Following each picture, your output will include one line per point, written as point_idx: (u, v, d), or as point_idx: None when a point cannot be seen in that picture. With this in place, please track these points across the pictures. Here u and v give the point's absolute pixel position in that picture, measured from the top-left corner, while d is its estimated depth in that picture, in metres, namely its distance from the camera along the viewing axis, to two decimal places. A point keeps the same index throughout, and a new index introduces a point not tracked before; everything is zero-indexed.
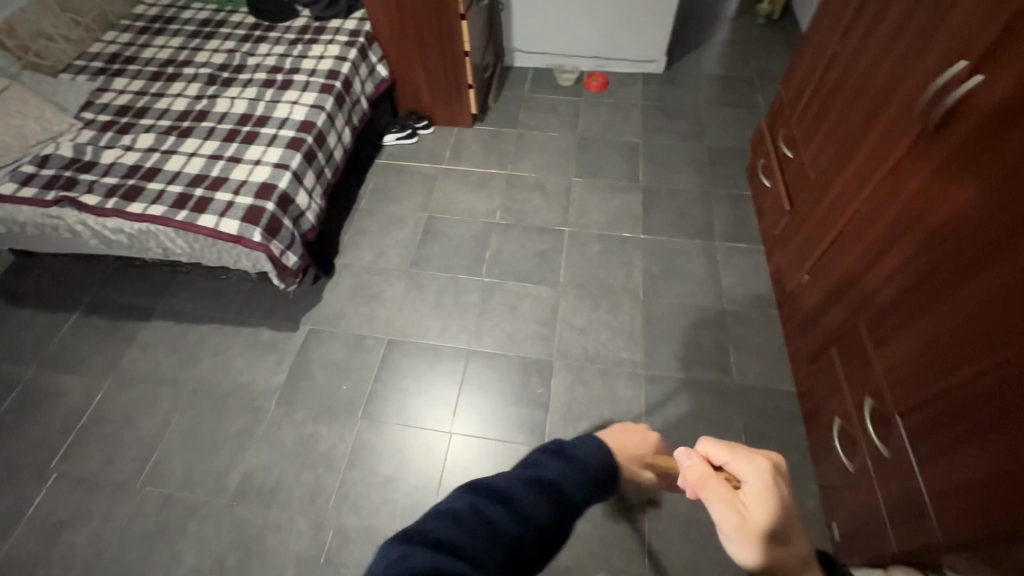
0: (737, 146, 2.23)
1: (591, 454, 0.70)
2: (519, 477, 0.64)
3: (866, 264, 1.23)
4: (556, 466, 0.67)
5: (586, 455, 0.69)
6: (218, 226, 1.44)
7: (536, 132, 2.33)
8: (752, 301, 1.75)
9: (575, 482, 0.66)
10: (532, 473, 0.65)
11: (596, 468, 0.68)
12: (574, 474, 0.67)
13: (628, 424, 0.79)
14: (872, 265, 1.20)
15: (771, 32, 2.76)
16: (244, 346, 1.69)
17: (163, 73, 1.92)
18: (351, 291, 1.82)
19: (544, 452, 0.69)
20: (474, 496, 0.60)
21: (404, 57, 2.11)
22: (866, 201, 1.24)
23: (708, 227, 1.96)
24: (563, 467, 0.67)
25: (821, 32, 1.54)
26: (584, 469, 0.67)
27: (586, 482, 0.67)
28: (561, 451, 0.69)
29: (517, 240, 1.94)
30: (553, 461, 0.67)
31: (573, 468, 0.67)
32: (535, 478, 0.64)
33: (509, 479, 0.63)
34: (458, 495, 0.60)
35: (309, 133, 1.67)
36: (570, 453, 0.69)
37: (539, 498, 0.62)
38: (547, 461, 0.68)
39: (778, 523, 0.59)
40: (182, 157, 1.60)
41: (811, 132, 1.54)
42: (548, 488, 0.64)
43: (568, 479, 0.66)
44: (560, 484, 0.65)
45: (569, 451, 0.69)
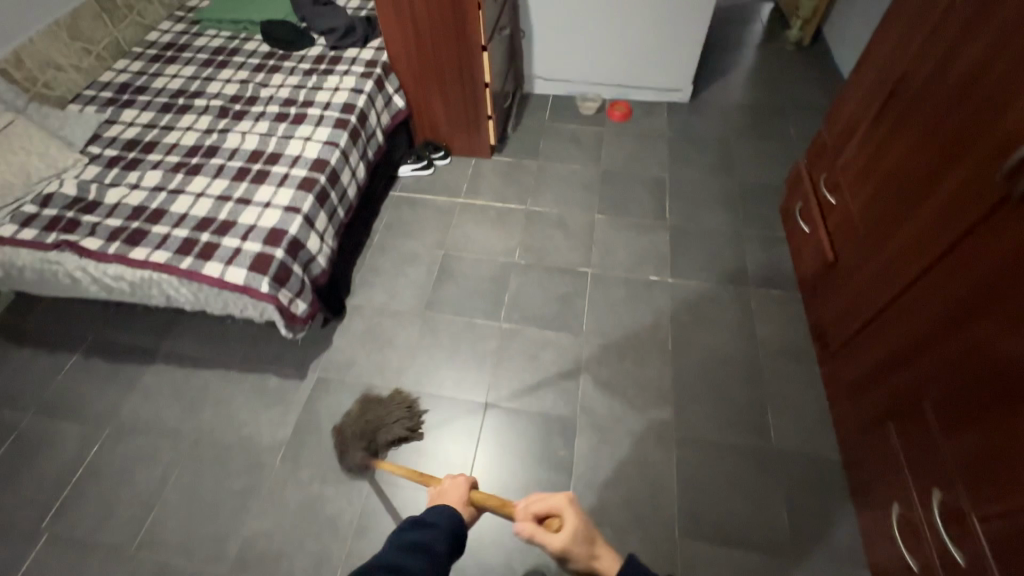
0: (770, 182, 2.12)
1: (446, 513, 0.88)
2: (392, 545, 0.81)
3: (930, 335, 1.11)
4: (420, 533, 0.83)
5: (442, 515, 0.87)
6: (224, 276, 1.35)
7: (556, 164, 2.24)
8: (791, 356, 1.63)
9: (441, 539, 0.84)
10: (402, 541, 0.82)
11: (451, 524, 0.86)
12: (438, 533, 0.84)
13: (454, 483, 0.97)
14: (937, 338, 1.09)
15: (800, 59, 2.66)
16: (250, 395, 1.60)
17: (174, 104, 1.85)
18: (363, 335, 1.72)
19: (405, 523, 0.85)
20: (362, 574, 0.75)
21: (422, 88, 2.03)
22: (928, 267, 1.14)
23: (741, 271, 1.84)
24: (423, 533, 0.83)
25: (871, 75, 1.44)
26: (441, 529, 0.85)
27: (446, 535, 0.84)
28: (419, 519, 0.86)
29: (537, 282, 1.85)
30: (417, 528, 0.84)
31: (435, 530, 0.84)
32: (406, 545, 0.81)
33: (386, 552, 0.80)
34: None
35: (323, 172, 1.59)
36: (428, 519, 0.86)
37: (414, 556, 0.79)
38: (407, 529, 0.84)
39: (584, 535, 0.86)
40: (190, 198, 1.53)
41: (859, 183, 1.43)
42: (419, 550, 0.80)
43: (433, 539, 0.83)
44: (428, 543, 0.82)
45: (424, 518, 0.86)
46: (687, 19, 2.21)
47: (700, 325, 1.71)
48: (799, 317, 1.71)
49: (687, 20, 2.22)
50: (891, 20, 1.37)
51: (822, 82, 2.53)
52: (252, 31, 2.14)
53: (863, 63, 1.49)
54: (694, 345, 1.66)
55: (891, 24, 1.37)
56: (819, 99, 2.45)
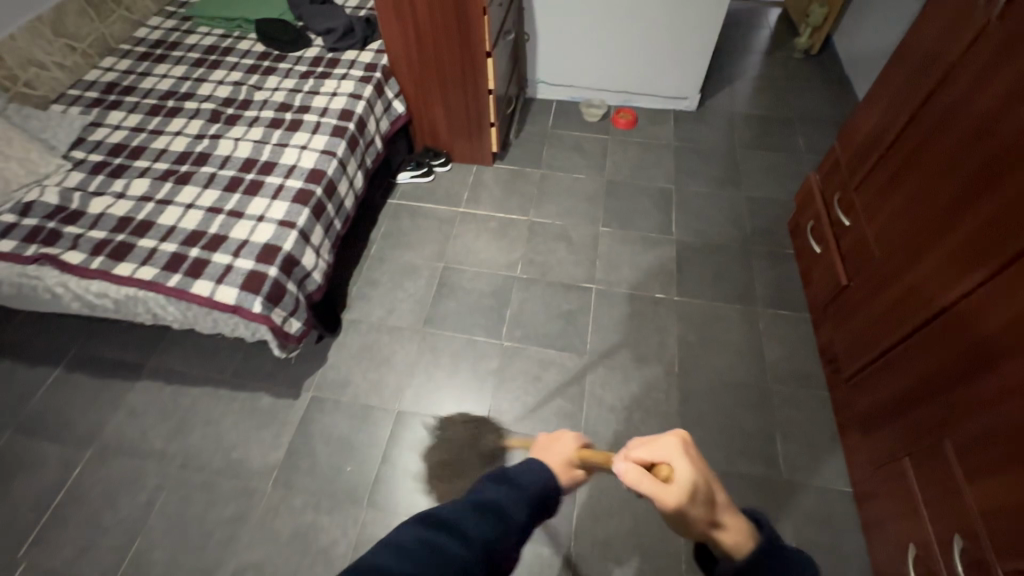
0: (777, 197, 2.07)
1: (537, 473, 0.72)
2: (467, 500, 0.67)
3: (952, 374, 1.07)
4: (498, 491, 0.68)
5: (531, 475, 0.71)
6: (214, 295, 1.28)
7: (560, 172, 2.18)
8: (799, 381, 1.59)
9: (520, 505, 0.68)
10: (480, 496, 0.68)
11: (537, 490, 0.70)
12: (520, 496, 0.68)
13: (551, 438, 0.82)
14: (961, 377, 1.05)
15: (808, 69, 2.61)
16: (241, 416, 1.54)
17: (163, 106, 1.77)
18: (359, 353, 1.67)
19: (488, 475, 0.71)
20: (420, 526, 0.62)
21: (423, 93, 1.96)
22: (954, 300, 1.08)
23: (748, 290, 1.80)
24: (505, 492, 0.68)
25: (891, 93, 1.39)
26: (525, 492, 0.69)
27: (529, 502, 0.69)
28: (503, 475, 0.71)
29: (540, 297, 1.80)
30: (500, 484, 0.69)
31: (516, 491, 0.69)
32: (480, 503, 0.67)
33: (457, 505, 0.66)
34: (405, 528, 0.62)
35: (319, 184, 1.52)
36: (514, 476, 0.71)
37: (482, 518, 0.64)
38: (488, 484, 0.70)
39: (702, 490, 0.64)
40: (179, 209, 1.45)
41: (877, 206, 1.38)
42: (492, 513, 0.66)
43: (512, 502, 0.68)
44: (503, 506, 0.67)
45: (512, 475, 0.71)
46: (697, 26, 2.14)
47: (707, 347, 1.67)
48: (807, 341, 1.67)
49: (697, 27, 2.15)
50: (916, 39, 1.32)
51: (831, 93, 2.48)
52: (246, 29, 2.06)
53: (882, 81, 1.45)
54: (700, 369, 1.62)
55: (916, 44, 1.32)
56: (827, 110, 2.40)
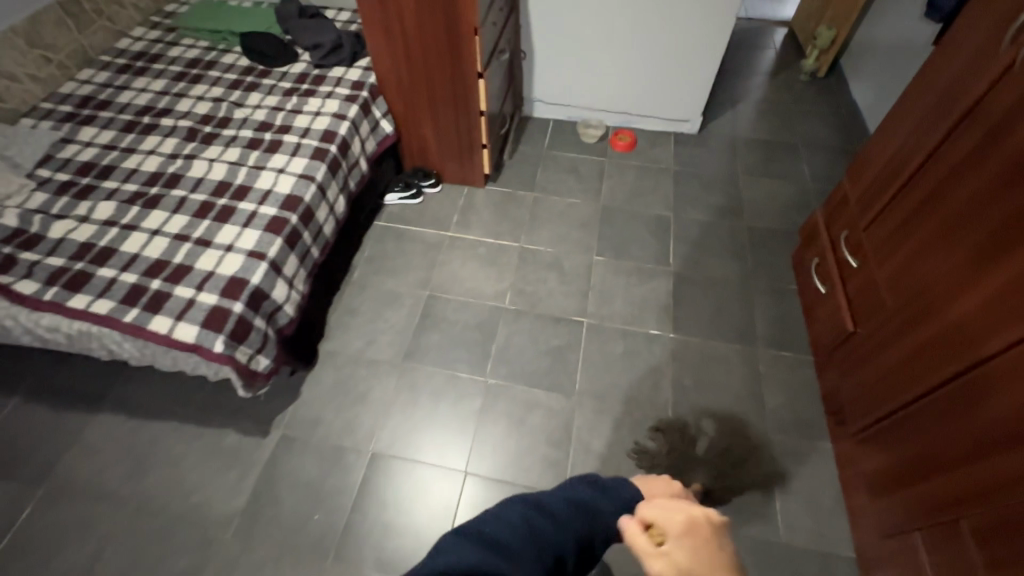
0: (780, 228, 1.98)
1: (628, 491, 0.88)
2: (563, 496, 0.84)
3: (971, 448, 0.97)
4: (591, 493, 0.86)
5: (622, 490, 0.88)
6: (172, 332, 1.20)
7: (554, 197, 2.09)
8: (799, 432, 1.49)
9: (610, 514, 0.84)
10: (574, 496, 0.84)
11: (625, 501, 0.87)
12: (608, 502, 0.85)
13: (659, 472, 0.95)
14: (981, 453, 0.95)
15: (815, 92, 2.52)
16: (205, 455, 1.45)
17: (138, 122, 1.69)
18: (334, 388, 1.58)
19: (585, 479, 0.89)
20: (526, 507, 0.78)
21: (412, 113, 1.88)
22: (978, 363, 0.98)
23: (747, 329, 1.71)
24: (599, 497, 0.85)
25: (905, 130, 1.30)
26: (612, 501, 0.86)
27: (616, 510, 0.85)
28: (596, 484, 0.88)
29: (529, 331, 1.71)
30: (596, 491, 0.86)
31: (609, 499, 0.86)
32: (577, 504, 0.83)
33: (555, 497, 0.83)
34: (514, 505, 0.78)
35: (294, 211, 1.43)
36: (606, 487, 0.88)
37: (575, 512, 0.81)
38: (584, 487, 0.87)
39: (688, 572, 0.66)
40: (144, 235, 1.37)
41: (889, 250, 1.28)
42: (588, 511, 0.83)
43: (602, 508, 0.84)
44: (596, 508, 0.83)
45: (604, 486, 0.88)
46: (701, 48, 2.06)
47: (703, 391, 1.58)
48: (809, 387, 1.57)
49: (701, 50, 2.07)
50: (935, 73, 1.24)
51: (837, 118, 2.39)
52: (231, 41, 1.98)
53: (896, 115, 1.36)
54: (695, 414, 1.53)
55: (935, 78, 1.23)
56: (833, 136, 2.32)
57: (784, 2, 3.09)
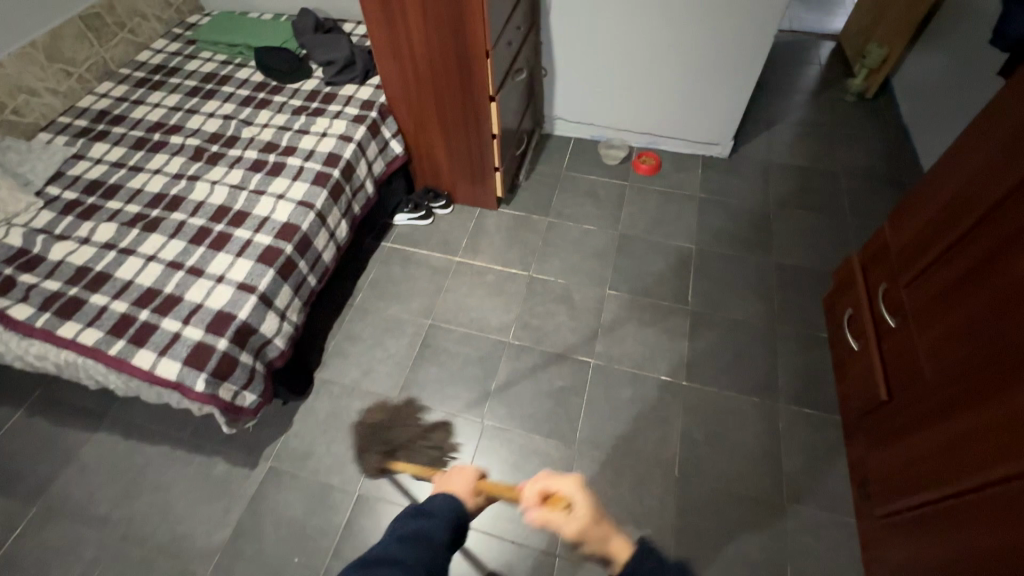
0: (814, 268, 1.82)
1: (447, 503, 0.83)
2: (393, 538, 0.76)
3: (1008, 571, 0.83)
4: (420, 519, 0.79)
5: (442, 502, 0.83)
6: (155, 368, 1.18)
7: (569, 222, 1.99)
8: (821, 503, 1.36)
9: (443, 528, 0.79)
10: (403, 533, 0.77)
11: (453, 511, 0.83)
12: (441, 520, 0.80)
13: (453, 473, 0.92)
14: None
15: (862, 114, 2.32)
16: (191, 483, 1.43)
17: (148, 139, 1.69)
18: (326, 420, 1.53)
19: (406, 513, 0.81)
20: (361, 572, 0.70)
21: (422, 134, 1.81)
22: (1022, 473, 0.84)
23: (770, 380, 1.57)
24: (425, 521, 0.79)
25: (959, 181, 1.14)
26: (442, 517, 0.81)
27: (449, 523, 0.80)
28: (417, 510, 0.81)
29: (531, 370, 1.62)
30: (418, 516, 0.80)
31: (436, 516, 0.80)
32: (407, 535, 0.76)
33: (384, 542, 0.75)
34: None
35: (289, 241, 1.39)
36: (427, 507, 0.82)
37: (412, 547, 0.74)
38: (406, 520, 0.80)
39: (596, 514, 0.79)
40: (139, 261, 1.36)
41: (930, 317, 1.13)
42: (420, 541, 0.76)
43: (434, 527, 0.79)
44: (430, 532, 0.77)
45: (424, 509, 0.82)
46: (732, 69, 1.92)
47: (716, 448, 1.45)
48: (836, 453, 1.43)
49: (733, 70, 1.92)
50: (999, 116, 1.06)
51: (884, 144, 2.20)
52: (247, 56, 1.97)
53: (951, 159, 1.19)
54: (706, 475, 1.41)
55: (998, 122, 1.06)
56: (878, 165, 2.13)
57: (834, 14, 2.88)
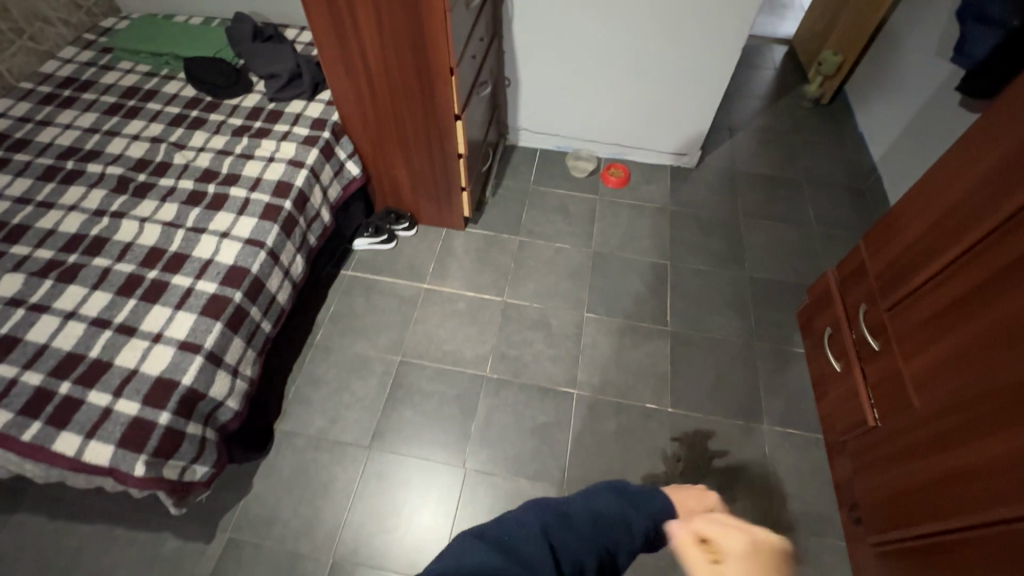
0: (785, 281, 1.83)
1: (659, 503, 0.79)
2: (591, 509, 0.73)
3: None
4: (617, 505, 0.75)
5: (652, 501, 0.78)
6: (82, 454, 1.01)
7: (542, 241, 1.91)
8: (808, 527, 1.36)
9: (638, 533, 0.74)
10: (603, 509, 0.74)
11: (656, 518, 0.77)
12: (640, 518, 0.75)
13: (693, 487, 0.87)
14: None
15: (818, 122, 2.37)
16: (136, 566, 1.26)
17: (59, 168, 1.46)
18: (290, 480, 1.39)
19: (615, 489, 0.78)
20: (542, 512, 0.70)
21: (381, 154, 1.67)
22: (1011, 518, 0.86)
23: (752, 402, 1.56)
24: (630, 509, 0.75)
25: (940, 210, 1.15)
26: (643, 517, 0.76)
27: (650, 528, 0.75)
28: (628, 494, 0.78)
29: (512, 405, 1.54)
30: (624, 499, 0.77)
31: (641, 512, 0.76)
32: (602, 515, 0.73)
33: (578, 507, 0.73)
34: (530, 513, 0.70)
35: (237, 288, 1.23)
36: (636, 498, 0.78)
37: (601, 527, 0.71)
38: (615, 497, 0.77)
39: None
40: (56, 319, 1.16)
41: (918, 344, 1.13)
42: (612, 523, 0.72)
43: (630, 522, 0.74)
44: (624, 523, 0.73)
45: (634, 495, 0.78)
46: (702, 76, 1.87)
47: (706, 478, 1.43)
48: (818, 475, 1.44)
49: (702, 78, 1.88)
50: (984, 142, 1.06)
51: (840, 152, 2.25)
52: (175, 66, 1.75)
53: (930, 185, 1.20)
54: None
55: (977, 156, 1.07)
56: (836, 174, 2.17)
57: (784, 18, 2.92)
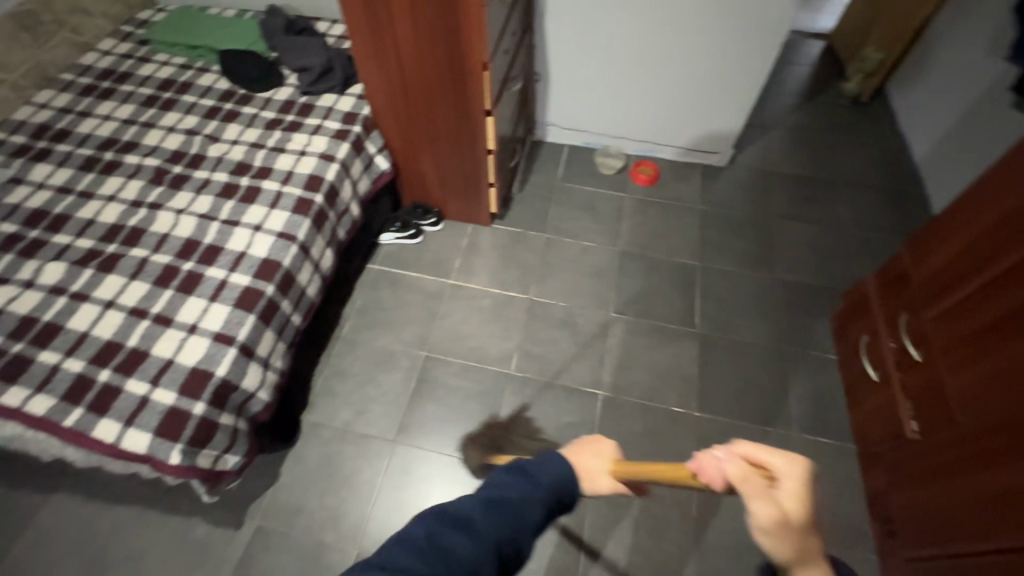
0: (819, 285, 1.78)
1: (558, 469, 0.70)
2: (482, 497, 0.66)
3: None
4: (512, 485, 0.68)
5: (553, 471, 0.69)
6: (120, 441, 1.04)
7: (568, 239, 1.89)
8: (839, 538, 1.33)
9: (537, 505, 0.66)
10: (497, 495, 0.67)
11: (556, 488, 0.68)
12: (536, 494, 0.67)
13: (590, 440, 0.76)
14: None
15: (856, 121, 2.29)
16: (168, 550, 1.29)
17: (100, 158, 1.49)
18: (317, 471, 1.41)
19: (506, 469, 0.71)
20: (432, 519, 0.64)
21: (411, 150, 1.66)
22: None
23: (783, 410, 1.52)
24: (523, 486, 0.67)
25: (992, 218, 1.09)
26: (543, 490, 0.67)
27: (547, 501, 0.67)
28: (524, 470, 0.70)
29: (536, 404, 1.53)
30: (518, 478, 0.69)
31: (534, 485, 0.68)
32: (496, 500, 0.66)
33: (470, 501, 0.66)
34: (419, 520, 0.64)
35: (270, 281, 1.24)
36: (531, 471, 0.69)
37: (494, 517, 0.64)
38: (509, 479, 0.69)
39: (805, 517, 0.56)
40: (96, 307, 1.19)
41: (963, 358, 1.09)
42: (508, 508, 0.65)
43: (528, 500, 0.66)
44: (521, 503, 0.66)
45: (531, 469, 0.70)
46: (737, 72, 1.82)
47: None
48: (852, 486, 1.40)
49: (736, 76, 1.83)
50: None
51: (879, 152, 2.17)
52: (209, 59, 1.77)
53: (980, 191, 1.14)
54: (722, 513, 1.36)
55: None
56: (875, 175, 2.10)
57: (822, 12, 2.82)
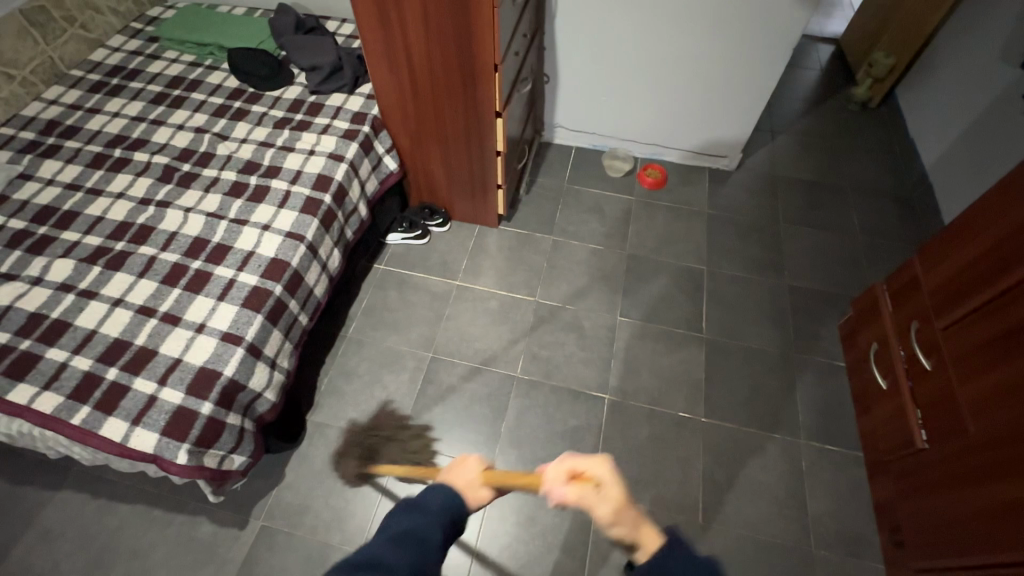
0: (827, 291, 1.77)
1: (444, 495, 0.73)
2: (382, 539, 0.66)
3: None
4: (407, 520, 0.69)
5: (441, 495, 0.73)
6: (127, 440, 1.04)
7: (575, 242, 1.88)
8: (848, 547, 1.32)
9: (436, 528, 0.69)
10: (394, 532, 0.67)
11: (449, 511, 0.71)
12: (432, 519, 0.69)
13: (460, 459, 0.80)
14: None
15: (866, 126, 2.28)
16: (172, 548, 1.29)
17: (109, 155, 1.49)
18: (322, 471, 1.40)
19: (397, 508, 0.71)
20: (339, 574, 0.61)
21: (419, 150, 1.66)
22: None
23: (791, 416, 1.51)
24: (417, 519, 0.69)
25: (1004, 228, 1.08)
26: (437, 515, 0.70)
27: (444, 523, 0.70)
28: (412, 503, 0.72)
29: (543, 407, 1.52)
30: (410, 513, 0.70)
31: (429, 514, 0.70)
32: (396, 536, 0.66)
33: (369, 546, 0.65)
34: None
35: (278, 281, 1.24)
36: (421, 501, 0.72)
37: (400, 552, 0.64)
38: (399, 515, 0.70)
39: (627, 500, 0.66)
40: (104, 305, 1.19)
41: (974, 369, 1.08)
42: (412, 541, 0.66)
43: (426, 529, 0.68)
44: (421, 532, 0.67)
45: (418, 501, 0.72)
46: (746, 77, 1.81)
47: (739, 491, 1.39)
48: (859, 495, 1.39)
49: (746, 80, 1.82)
50: None
51: (889, 158, 2.16)
52: (219, 57, 1.76)
53: (993, 201, 1.13)
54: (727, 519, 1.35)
55: None
56: (885, 181, 2.09)
57: (832, 16, 2.80)
